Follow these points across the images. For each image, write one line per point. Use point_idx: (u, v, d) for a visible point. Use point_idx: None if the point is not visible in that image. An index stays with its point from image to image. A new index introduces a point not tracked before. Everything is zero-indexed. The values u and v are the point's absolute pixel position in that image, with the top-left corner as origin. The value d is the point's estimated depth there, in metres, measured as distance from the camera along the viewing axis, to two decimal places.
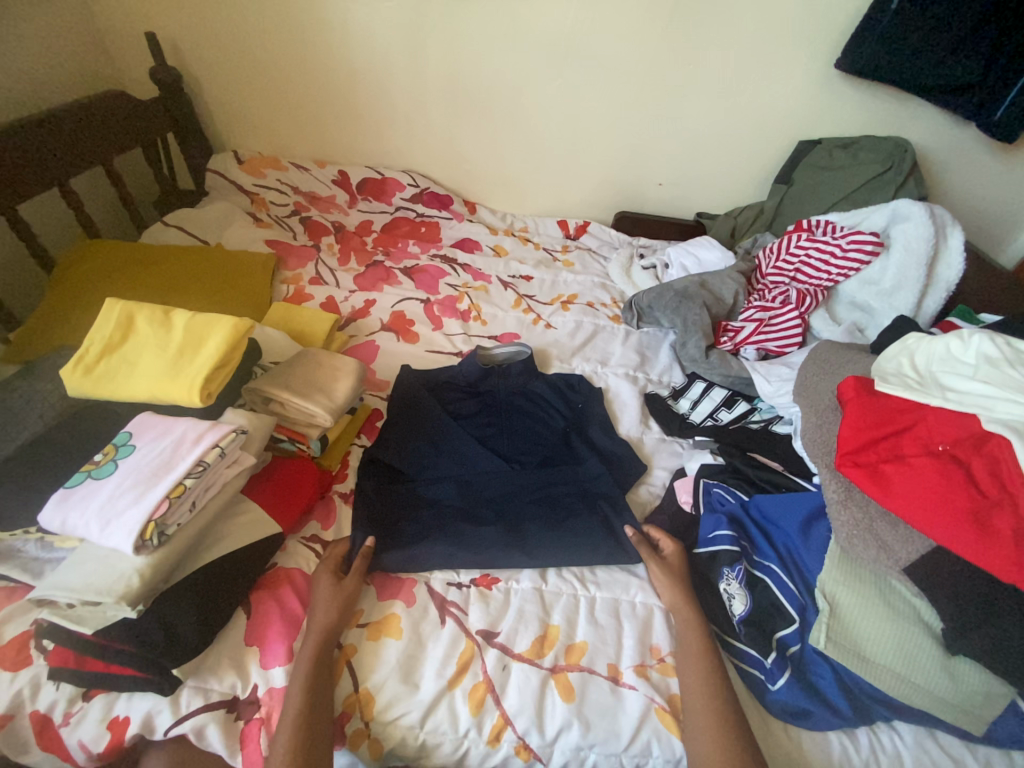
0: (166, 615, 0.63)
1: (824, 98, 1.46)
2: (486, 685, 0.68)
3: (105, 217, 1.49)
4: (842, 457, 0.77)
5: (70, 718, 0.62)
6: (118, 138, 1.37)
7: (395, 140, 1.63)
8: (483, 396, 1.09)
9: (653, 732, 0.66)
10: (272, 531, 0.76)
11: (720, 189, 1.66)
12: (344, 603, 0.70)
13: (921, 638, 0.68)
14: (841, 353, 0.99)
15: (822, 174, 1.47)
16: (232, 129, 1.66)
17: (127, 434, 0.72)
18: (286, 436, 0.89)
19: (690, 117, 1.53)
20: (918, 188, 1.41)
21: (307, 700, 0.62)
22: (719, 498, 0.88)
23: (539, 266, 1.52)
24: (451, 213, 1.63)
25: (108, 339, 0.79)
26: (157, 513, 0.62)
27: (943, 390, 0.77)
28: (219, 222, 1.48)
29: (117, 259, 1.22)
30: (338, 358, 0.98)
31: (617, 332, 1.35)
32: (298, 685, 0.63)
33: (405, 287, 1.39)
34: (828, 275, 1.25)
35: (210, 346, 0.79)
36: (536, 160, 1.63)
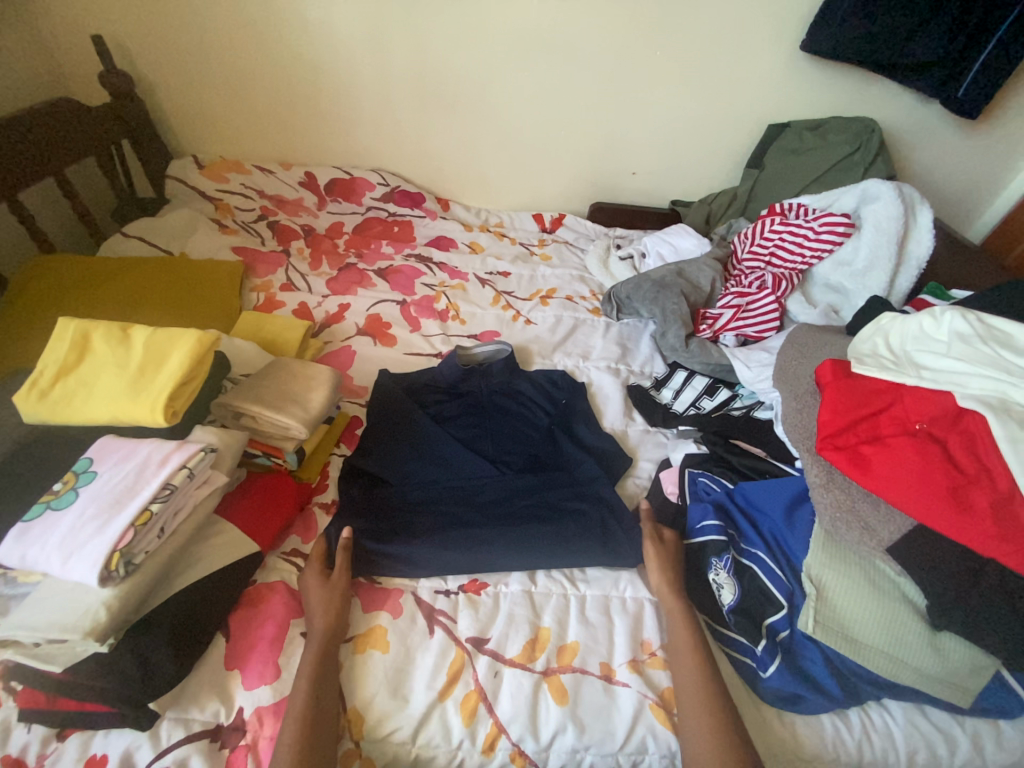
0: (139, 647, 0.61)
1: (792, 80, 1.46)
2: (478, 694, 0.67)
3: (60, 231, 1.42)
4: (823, 440, 0.77)
5: (44, 761, 0.59)
6: (68, 147, 1.30)
7: (362, 138, 1.58)
8: (465, 397, 1.07)
9: (648, 729, 0.66)
10: (249, 551, 0.73)
11: (694, 176, 1.65)
12: (339, 610, 0.69)
13: (906, 614, 0.69)
14: (818, 336, 1.00)
15: (793, 156, 1.48)
16: (191, 133, 1.60)
17: (88, 460, 0.68)
18: (261, 451, 0.86)
19: (660, 104, 1.51)
20: (886, 167, 1.42)
21: (309, 713, 0.60)
22: (704, 487, 0.88)
23: (516, 261, 1.50)
24: (424, 211, 1.60)
25: (63, 360, 0.75)
26: (122, 542, 0.60)
27: (918, 369, 0.78)
28: (182, 231, 1.43)
29: (73, 275, 1.16)
30: (312, 366, 0.95)
31: (597, 325, 1.34)
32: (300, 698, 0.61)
33: (380, 289, 1.36)
34: (802, 258, 1.26)
35: (173, 363, 0.76)
36: (508, 154, 1.61)
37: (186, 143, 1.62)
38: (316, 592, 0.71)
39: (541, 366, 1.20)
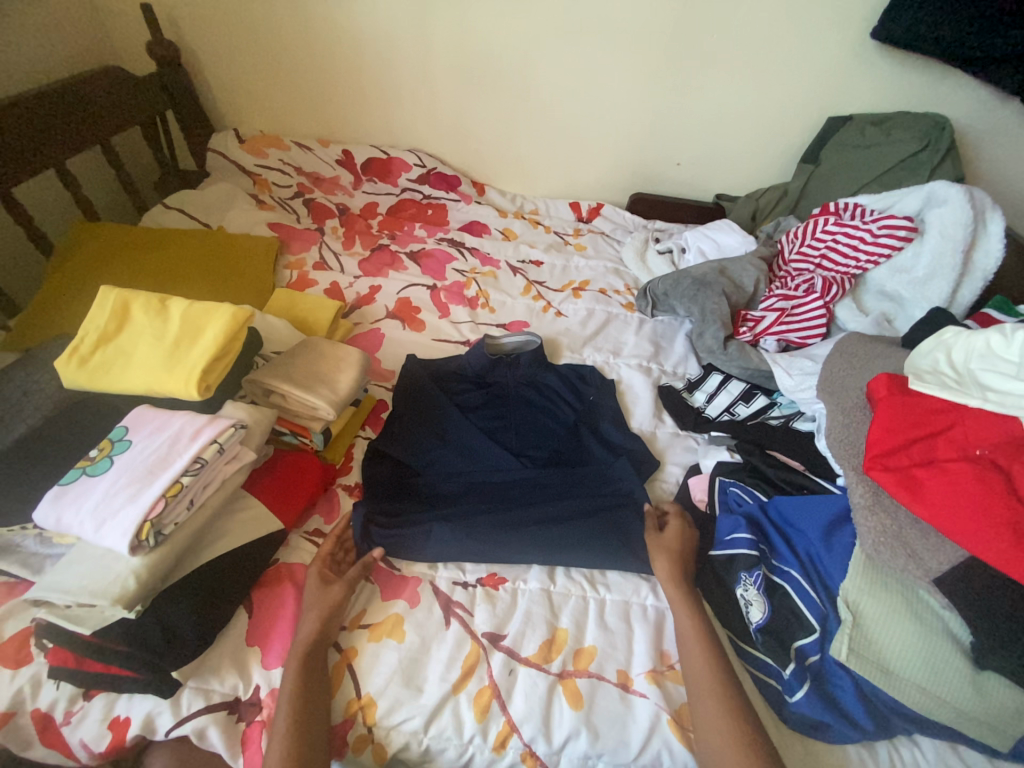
0: (164, 617, 0.62)
1: (858, 71, 1.37)
2: (492, 691, 0.66)
3: (105, 200, 1.45)
4: (872, 459, 0.73)
5: (71, 717, 0.62)
6: (116, 116, 1.32)
7: (401, 117, 1.56)
8: (491, 388, 1.05)
9: (663, 742, 0.64)
10: (273, 528, 0.74)
11: (742, 169, 1.57)
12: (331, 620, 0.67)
13: (949, 650, 0.65)
14: (869, 346, 0.94)
15: (853, 152, 1.38)
16: (232, 106, 1.60)
17: (123, 429, 0.69)
18: (288, 429, 0.86)
19: (712, 91, 1.44)
20: (956, 169, 1.32)
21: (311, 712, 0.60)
22: (735, 498, 0.85)
23: (550, 250, 1.47)
24: (459, 195, 1.57)
25: (104, 329, 0.77)
26: (152, 513, 0.60)
27: (983, 390, 0.72)
28: (220, 204, 1.44)
29: (115, 243, 1.18)
30: (342, 347, 0.95)
31: (630, 320, 1.29)
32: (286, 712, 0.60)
33: (411, 273, 1.34)
34: (856, 262, 1.19)
35: (208, 337, 0.76)
36: (548, 139, 1.56)
37: (227, 116, 1.62)
38: (313, 596, 0.69)
39: (570, 360, 1.17)
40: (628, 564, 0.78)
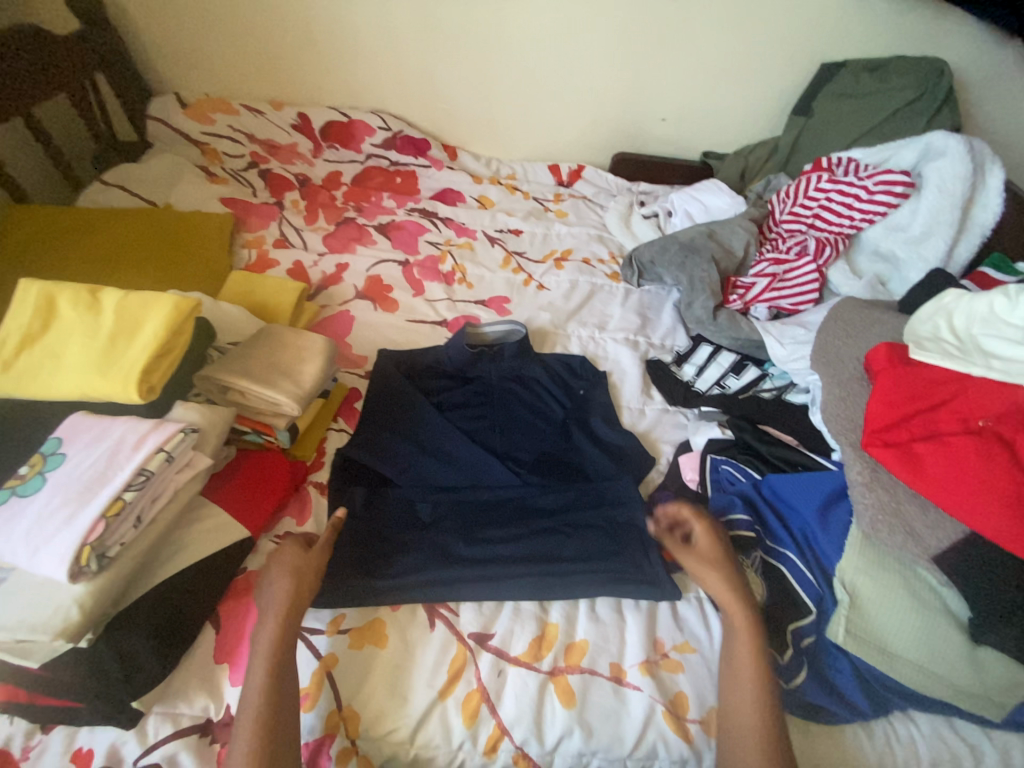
0: (120, 643, 0.57)
1: (854, 9, 1.26)
2: (480, 694, 0.63)
3: (34, 178, 1.31)
4: (870, 435, 0.69)
5: (29, 752, 0.57)
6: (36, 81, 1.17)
7: (361, 74, 1.42)
8: (474, 383, 0.99)
9: (658, 735, 0.62)
10: (238, 537, 0.68)
11: (730, 124, 1.47)
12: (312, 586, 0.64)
13: (946, 627, 0.64)
14: (865, 312, 0.89)
15: (847, 102, 1.30)
16: (171, 66, 1.44)
17: (57, 441, 0.62)
18: (250, 427, 0.80)
19: (698, 36, 1.32)
20: (954, 117, 1.25)
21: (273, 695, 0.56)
22: (728, 476, 0.82)
23: (529, 217, 1.37)
24: (428, 160, 1.46)
25: (26, 328, 0.68)
26: (92, 536, 0.54)
27: (987, 357, 0.68)
28: (165, 179, 1.31)
29: (47, 228, 1.07)
30: (305, 335, 0.87)
31: (616, 292, 1.23)
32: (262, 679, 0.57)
33: (380, 248, 1.25)
34: (850, 221, 1.13)
35: (147, 332, 0.68)
36: (524, 95, 1.44)
37: (166, 78, 1.46)
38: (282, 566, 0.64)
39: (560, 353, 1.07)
40: (625, 573, 0.72)
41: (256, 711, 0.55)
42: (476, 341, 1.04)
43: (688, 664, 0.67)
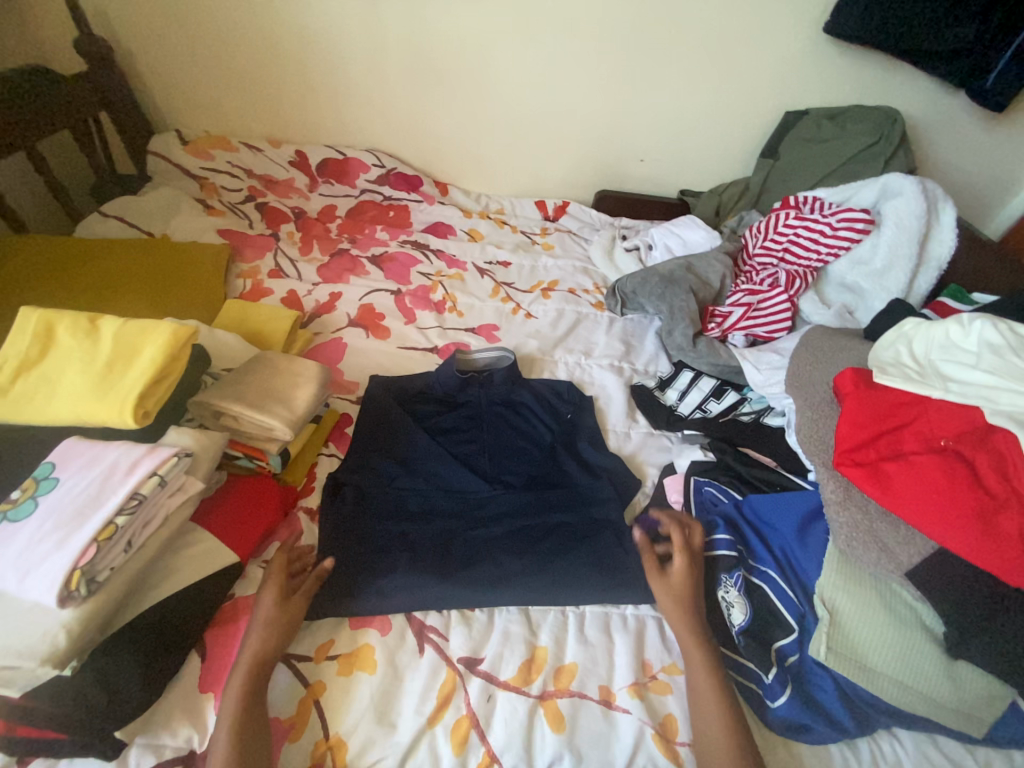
0: (104, 670, 0.56)
1: (812, 65, 1.39)
2: (470, 720, 0.63)
3: (33, 209, 1.34)
4: (841, 455, 0.74)
5: None
6: (41, 119, 1.22)
7: (357, 116, 1.50)
8: (463, 408, 1.01)
9: (648, 758, 0.62)
10: (227, 562, 0.68)
11: (705, 165, 1.58)
12: (293, 622, 0.64)
13: (922, 640, 0.66)
14: (834, 339, 0.95)
15: (811, 146, 1.41)
16: (174, 106, 1.50)
17: (50, 465, 0.63)
18: (242, 453, 0.81)
19: (673, 87, 1.43)
20: (907, 161, 1.36)
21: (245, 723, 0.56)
22: (711, 498, 0.84)
23: (517, 250, 1.44)
24: (421, 195, 1.52)
25: (24, 355, 0.69)
26: (83, 560, 0.54)
27: (944, 380, 0.73)
28: (163, 211, 1.35)
29: (45, 257, 1.09)
30: (299, 362, 0.89)
31: (601, 320, 1.28)
32: (225, 726, 0.56)
33: (373, 278, 1.29)
34: (817, 254, 1.20)
35: (145, 359, 0.70)
36: (511, 136, 1.53)
37: (169, 116, 1.52)
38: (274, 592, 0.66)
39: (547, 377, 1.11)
40: (611, 592, 0.75)
41: (221, 757, 0.54)
42: (466, 367, 1.06)
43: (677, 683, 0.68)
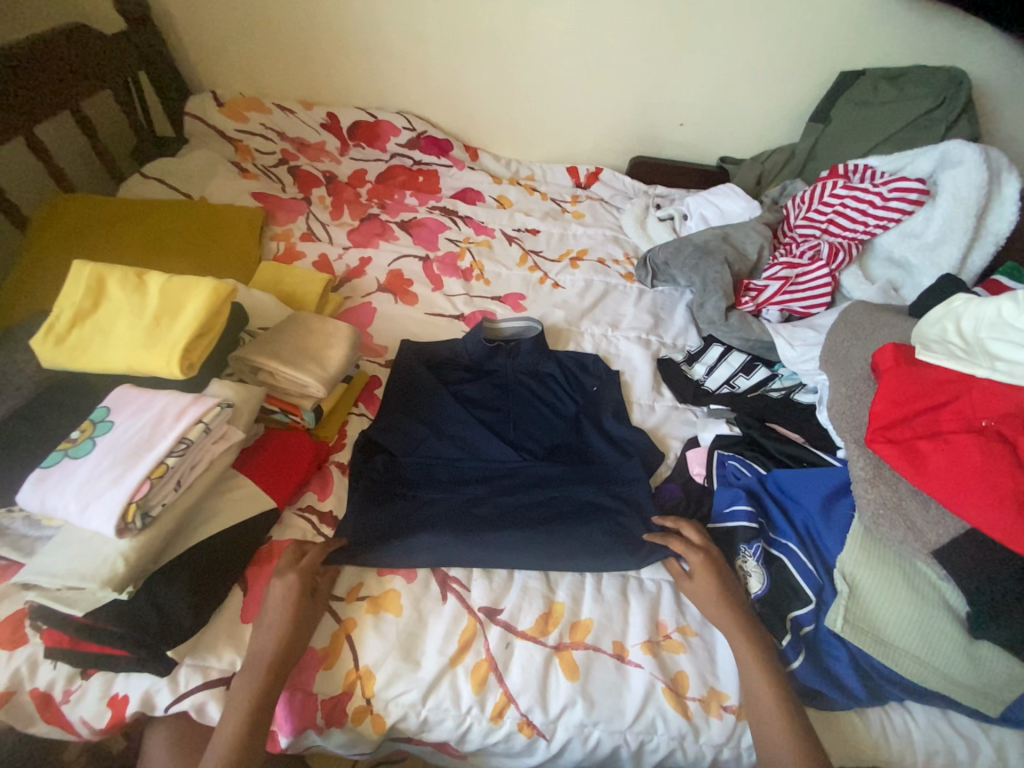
0: (157, 597, 0.61)
1: (873, 19, 1.28)
2: (489, 663, 0.67)
3: (78, 168, 1.38)
4: (874, 432, 0.71)
5: (70, 696, 0.62)
6: (85, 79, 1.24)
7: (389, 76, 1.47)
8: (489, 375, 1.02)
9: (657, 709, 0.65)
10: (265, 507, 0.73)
11: (748, 130, 1.50)
12: (300, 626, 0.63)
13: (943, 618, 0.65)
14: (875, 316, 0.91)
15: (866, 110, 1.31)
16: (210, 67, 1.51)
17: (105, 409, 0.67)
18: (279, 407, 0.85)
19: (718, 44, 1.35)
20: (971, 127, 1.26)
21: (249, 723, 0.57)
22: (733, 471, 0.84)
23: (546, 218, 1.41)
24: (451, 160, 1.50)
25: (79, 306, 0.73)
26: (139, 494, 0.59)
27: (991, 360, 0.70)
28: (200, 173, 1.37)
29: (91, 216, 1.14)
30: (330, 323, 0.92)
31: (630, 291, 1.26)
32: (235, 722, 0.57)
33: (402, 243, 1.29)
34: (863, 226, 1.14)
35: (189, 312, 0.73)
36: (544, 98, 1.47)
37: (205, 78, 1.53)
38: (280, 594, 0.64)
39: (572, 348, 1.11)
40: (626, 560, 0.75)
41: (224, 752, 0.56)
42: (492, 336, 1.06)
43: (715, 638, 0.70)
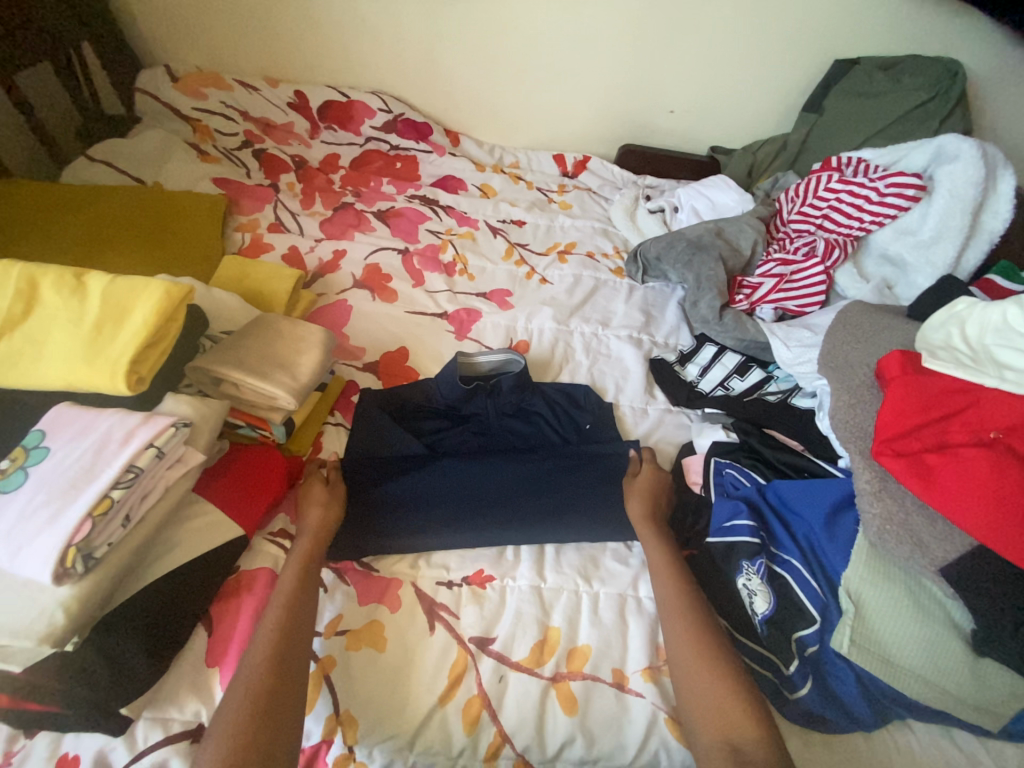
0: (107, 647, 0.55)
1: (870, 6, 1.24)
2: (482, 700, 0.62)
3: (13, 150, 1.24)
4: (881, 444, 0.68)
5: (11, 758, 0.54)
6: (15, 47, 1.10)
7: (362, 53, 1.36)
8: (469, 421, 0.92)
9: (660, 742, 0.62)
10: (231, 536, 0.66)
11: (740, 119, 1.45)
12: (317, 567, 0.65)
13: (950, 638, 0.63)
14: (875, 317, 0.88)
15: (859, 100, 1.28)
16: (161, 36, 1.37)
17: (39, 434, 0.59)
18: (243, 422, 0.77)
19: (712, 26, 1.29)
20: (964, 121, 1.23)
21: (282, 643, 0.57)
22: (731, 481, 0.81)
23: (532, 208, 1.34)
24: (430, 145, 1.41)
25: (6, 313, 0.64)
26: (78, 537, 0.51)
27: (1000, 368, 0.68)
28: (154, 155, 1.24)
29: (26, 205, 1.02)
30: (301, 326, 0.84)
31: (620, 287, 1.21)
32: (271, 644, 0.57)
33: (379, 235, 1.21)
34: (859, 223, 1.11)
35: (137, 320, 0.65)
36: (530, 81, 1.39)
37: (157, 50, 1.39)
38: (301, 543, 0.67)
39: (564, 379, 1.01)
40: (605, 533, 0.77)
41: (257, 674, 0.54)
42: (469, 373, 0.96)
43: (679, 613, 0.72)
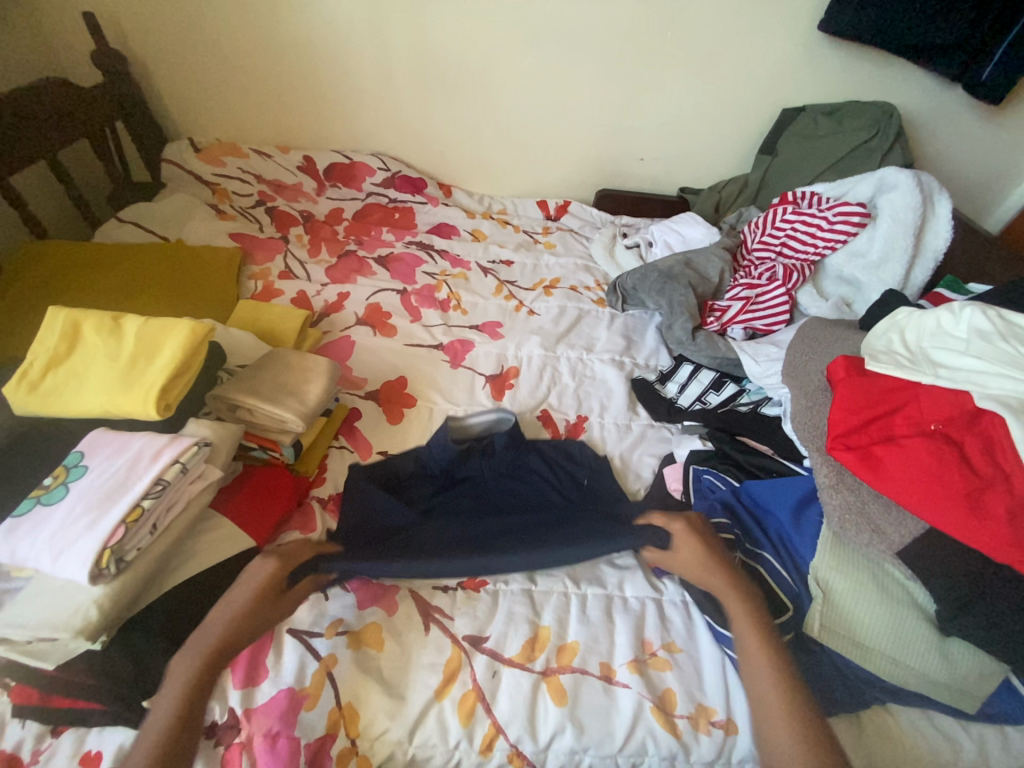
0: (130, 645, 0.60)
1: (808, 63, 1.41)
2: (476, 694, 0.66)
3: (52, 215, 1.39)
4: (833, 440, 0.75)
5: (38, 757, 0.57)
6: (61, 130, 1.26)
7: (363, 121, 1.54)
8: (463, 484, 0.90)
9: (647, 731, 0.65)
10: (244, 546, 0.72)
11: (705, 163, 1.60)
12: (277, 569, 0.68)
13: (910, 617, 0.68)
14: (830, 331, 0.97)
15: (807, 142, 1.43)
16: (188, 116, 1.56)
17: (79, 454, 0.67)
18: (256, 444, 0.85)
19: (670, 87, 1.46)
20: (903, 156, 1.37)
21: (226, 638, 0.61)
22: (709, 485, 0.87)
23: (519, 249, 1.47)
24: (425, 197, 1.56)
25: (53, 351, 0.74)
26: (112, 540, 0.58)
27: (935, 366, 0.75)
28: (178, 216, 1.39)
29: (65, 262, 1.15)
30: (310, 358, 0.93)
31: (602, 316, 1.31)
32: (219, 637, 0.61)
33: (380, 278, 1.32)
34: (814, 248, 1.22)
35: (166, 354, 0.74)
36: (513, 138, 1.56)
37: (183, 127, 1.58)
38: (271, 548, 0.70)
39: (551, 400, 1.09)
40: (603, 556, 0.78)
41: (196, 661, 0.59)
42: (461, 435, 0.96)
43: (694, 615, 0.76)
